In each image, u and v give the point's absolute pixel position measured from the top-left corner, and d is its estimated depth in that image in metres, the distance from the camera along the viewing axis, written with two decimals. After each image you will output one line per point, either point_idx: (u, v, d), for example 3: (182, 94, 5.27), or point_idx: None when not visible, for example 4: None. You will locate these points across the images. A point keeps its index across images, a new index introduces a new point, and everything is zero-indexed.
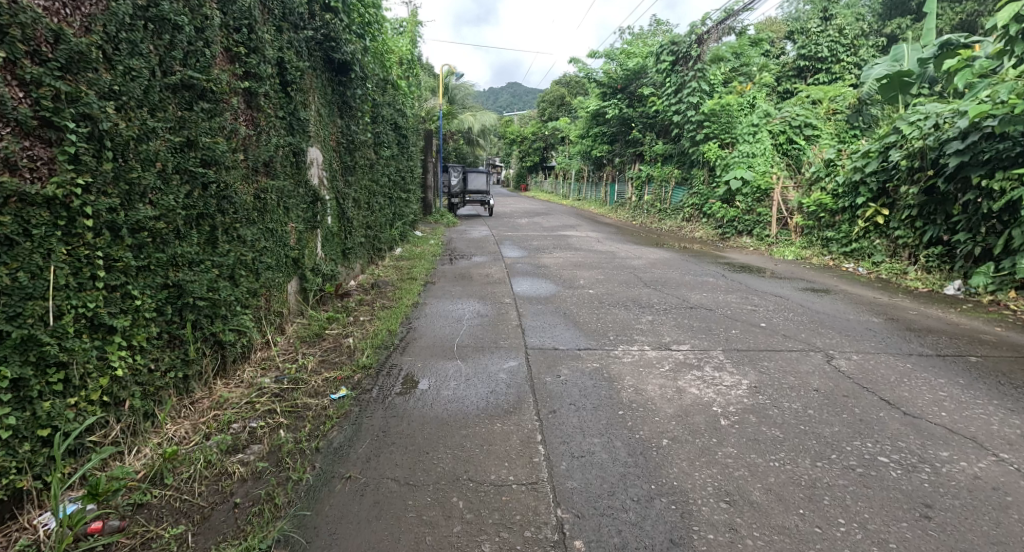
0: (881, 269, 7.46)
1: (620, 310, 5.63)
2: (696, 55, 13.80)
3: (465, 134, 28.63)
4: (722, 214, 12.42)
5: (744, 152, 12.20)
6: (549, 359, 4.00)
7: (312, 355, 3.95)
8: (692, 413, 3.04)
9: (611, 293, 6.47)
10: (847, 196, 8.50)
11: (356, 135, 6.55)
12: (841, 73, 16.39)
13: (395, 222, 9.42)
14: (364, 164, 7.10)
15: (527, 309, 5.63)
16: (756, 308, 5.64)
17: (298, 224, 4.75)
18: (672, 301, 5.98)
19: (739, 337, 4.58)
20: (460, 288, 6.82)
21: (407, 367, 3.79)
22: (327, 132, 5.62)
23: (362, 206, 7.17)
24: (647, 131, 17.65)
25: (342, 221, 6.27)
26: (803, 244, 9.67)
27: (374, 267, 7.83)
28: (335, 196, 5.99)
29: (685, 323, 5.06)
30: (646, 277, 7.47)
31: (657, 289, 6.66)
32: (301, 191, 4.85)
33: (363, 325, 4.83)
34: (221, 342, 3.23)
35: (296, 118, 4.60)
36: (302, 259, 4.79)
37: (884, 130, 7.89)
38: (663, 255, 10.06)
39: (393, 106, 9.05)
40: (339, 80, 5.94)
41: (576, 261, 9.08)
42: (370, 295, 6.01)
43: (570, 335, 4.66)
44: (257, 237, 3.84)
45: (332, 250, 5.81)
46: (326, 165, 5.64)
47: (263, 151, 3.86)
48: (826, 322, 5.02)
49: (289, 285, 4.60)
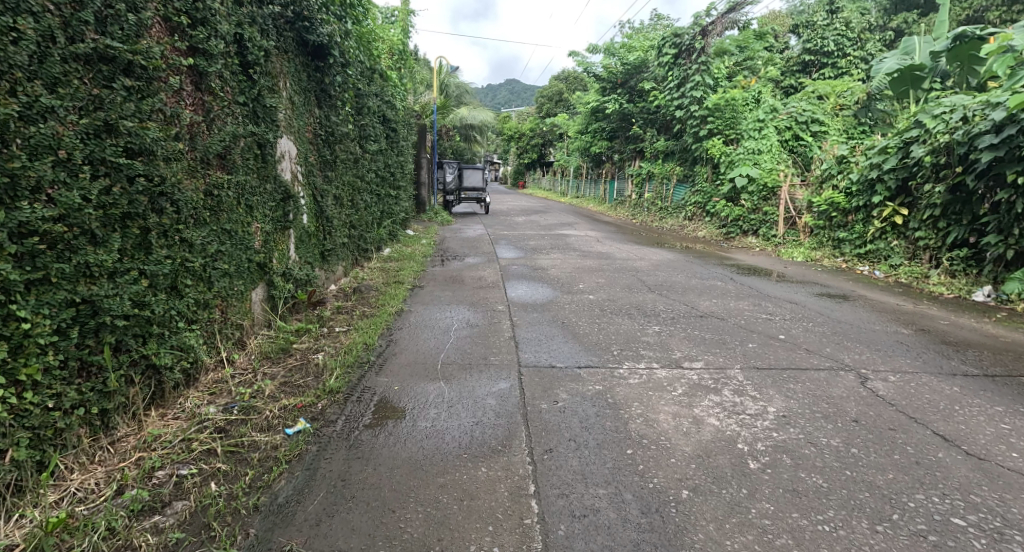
0: (900, 273, 6.98)
1: (623, 318, 5.14)
2: (699, 47, 13.27)
3: (462, 130, 28.08)
4: (726, 213, 11.95)
5: (749, 148, 11.73)
6: (545, 381, 3.50)
7: (274, 376, 3.45)
8: (714, 452, 2.55)
9: (612, 299, 5.98)
10: (862, 195, 8.01)
11: (337, 127, 6.05)
12: (847, 68, 15.96)
13: (383, 220, 8.92)
14: (346, 159, 6.60)
15: (521, 318, 5.13)
16: (772, 316, 5.17)
17: (264, 225, 4.24)
18: (679, 309, 5.50)
19: (757, 352, 4.09)
20: (449, 293, 6.32)
21: (381, 391, 3.30)
22: (301, 122, 5.12)
23: (345, 204, 6.67)
24: (648, 127, 17.17)
25: (320, 221, 5.76)
26: (812, 245, 9.19)
27: (359, 270, 7.33)
28: (311, 193, 5.48)
29: (694, 335, 4.57)
30: (649, 282, 6.99)
31: (661, 295, 6.18)
32: (268, 187, 4.35)
33: (337, 338, 4.33)
34: (156, 367, 2.72)
35: (261, 104, 4.10)
36: (268, 264, 4.29)
37: (904, 124, 7.41)
38: (666, 256, 9.57)
39: (381, 97, 8.56)
40: (315, 66, 5.44)
41: (574, 262, 8.58)
42: (350, 301, 5.51)
43: (568, 349, 4.17)
44: (209, 240, 3.33)
45: (308, 254, 5.31)
46: (300, 158, 5.14)
47: (216, 140, 3.36)
48: (850, 334, 4.55)
49: (253, 293, 4.09)
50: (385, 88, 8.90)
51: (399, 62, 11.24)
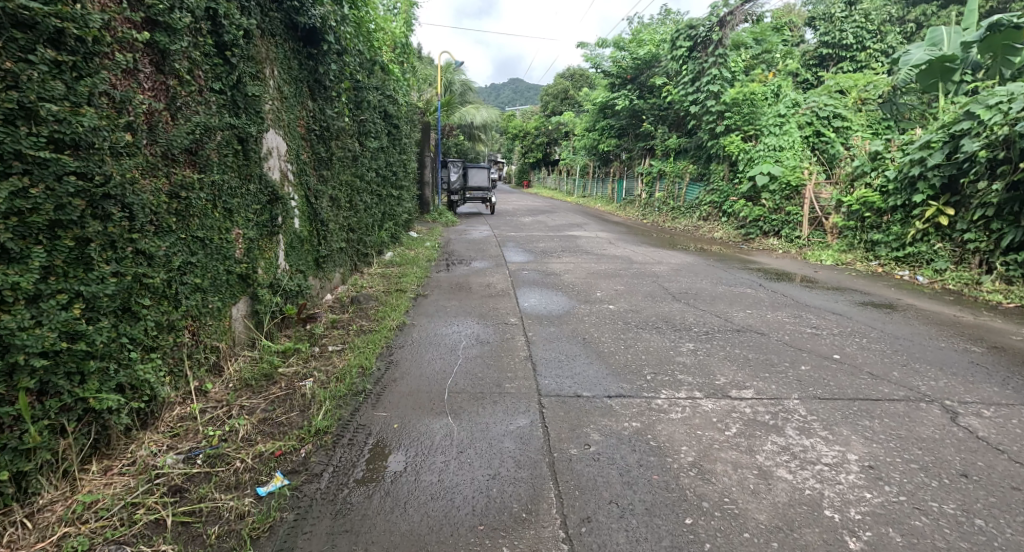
0: (946, 278, 6.46)
1: (651, 333, 4.61)
2: (718, 38, 12.53)
3: (466, 128, 27.56)
4: (745, 212, 11.37)
5: (769, 144, 11.13)
6: (572, 418, 2.97)
7: (253, 410, 2.92)
8: (798, 524, 2.03)
9: (635, 310, 5.44)
10: (901, 193, 7.49)
11: (332, 122, 5.53)
12: (867, 61, 15.40)
13: (385, 223, 8.40)
14: (343, 157, 6.08)
15: (536, 333, 4.60)
16: (818, 330, 4.62)
17: (247, 230, 3.73)
18: (711, 322, 4.95)
19: (813, 375, 3.54)
20: (456, 302, 5.80)
21: (378, 431, 2.77)
22: (290, 115, 4.60)
23: (342, 207, 6.15)
24: (660, 124, 16.61)
25: (313, 225, 5.25)
26: (842, 248, 8.63)
27: (358, 276, 6.83)
28: (303, 194, 4.97)
29: (734, 354, 4.03)
30: (673, 289, 6.46)
31: (689, 305, 5.65)
32: (252, 187, 3.82)
33: (330, 359, 3.81)
34: (97, 411, 2.19)
35: (241, 91, 3.57)
36: (251, 275, 3.77)
37: (950, 116, 6.91)
38: (685, 259, 9.01)
39: (382, 91, 8.05)
40: (307, 53, 4.93)
41: (587, 267, 8.04)
42: (347, 314, 5.00)
43: (595, 373, 3.64)
44: (175, 251, 2.81)
45: (300, 261, 4.79)
46: (290, 155, 4.62)
47: (182, 133, 2.83)
48: (914, 352, 4.00)
49: (233, 309, 3.58)
50: (387, 81, 8.38)
51: (402, 55, 10.71)
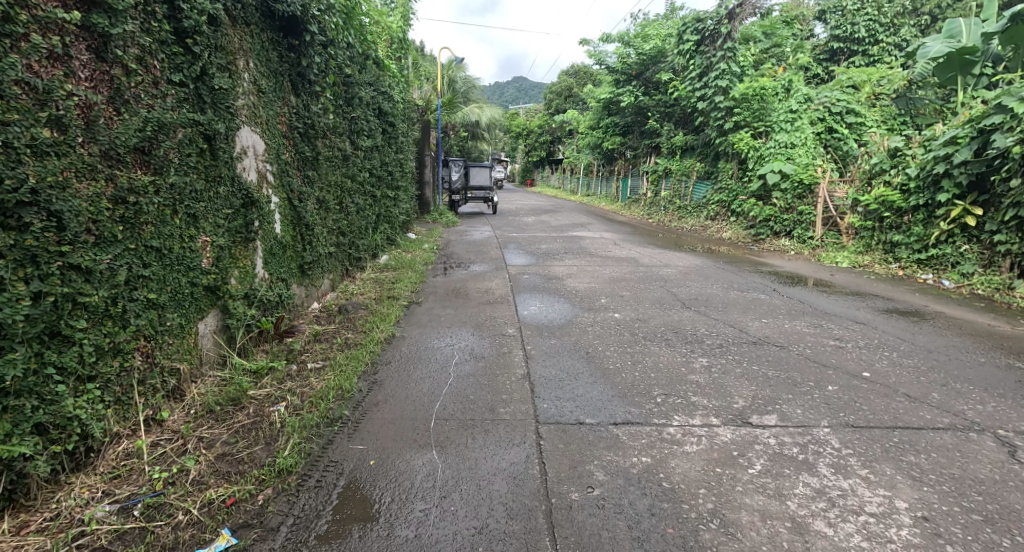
0: (974, 283, 6.18)
1: (659, 347, 4.26)
2: (726, 32, 12.13)
3: (469, 127, 27.19)
4: (755, 212, 10.97)
5: (780, 141, 10.73)
6: (573, 452, 2.61)
7: (212, 442, 2.60)
8: None
9: (642, 319, 5.09)
10: (923, 192, 7.18)
11: (318, 120, 5.20)
12: (880, 55, 15.00)
13: (380, 224, 8.08)
14: (332, 157, 5.75)
15: (535, 347, 4.24)
16: (843, 343, 4.25)
17: (215, 237, 3.40)
18: (724, 333, 4.58)
19: (842, 397, 3.18)
20: (452, 311, 5.46)
21: (350, 470, 2.43)
22: (268, 110, 4.26)
23: (331, 209, 5.83)
24: (666, 121, 16.23)
25: (298, 230, 4.92)
26: (858, 250, 8.25)
27: (349, 282, 6.50)
28: (285, 196, 4.63)
29: (752, 371, 3.67)
30: (682, 295, 6.10)
31: (699, 313, 5.29)
32: (221, 190, 3.49)
33: (308, 378, 3.48)
34: (6, 459, 1.93)
35: (206, 84, 3.23)
36: (220, 286, 3.43)
37: (978, 110, 6.58)
38: (694, 261, 8.63)
39: (376, 87, 7.71)
40: (286, 45, 4.60)
41: (592, 270, 7.68)
42: (333, 325, 4.67)
43: (599, 395, 3.29)
44: (121, 263, 2.44)
45: (280, 268, 4.46)
46: (268, 154, 4.28)
47: (128, 130, 2.48)
48: (953, 369, 3.65)
49: (200, 325, 3.25)
50: (381, 78, 8.04)
51: (399, 50, 10.37)
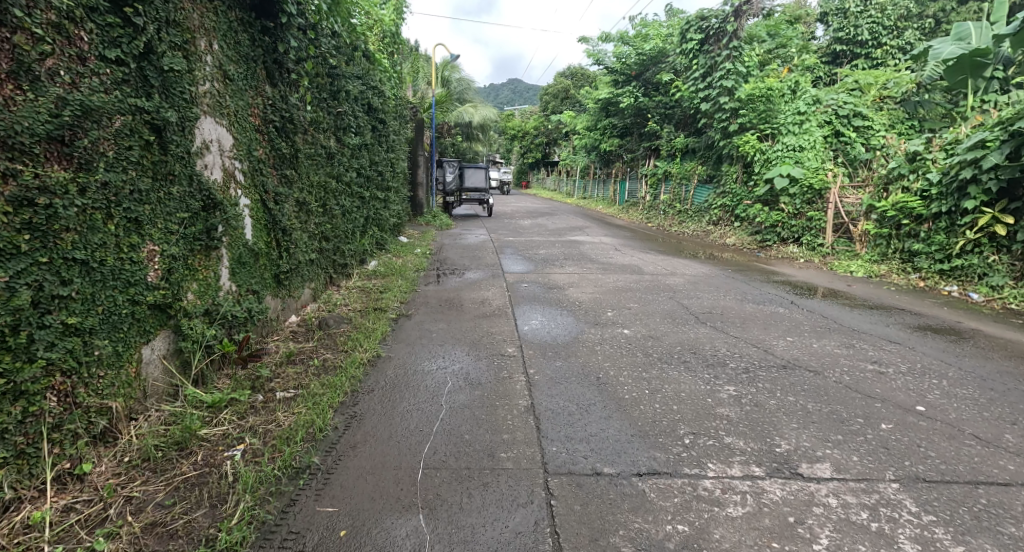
0: (1006, 297, 5.77)
1: (678, 372, 3.78)
2: (731, 31, 11.70)
3: (464, 127, 26.72)
4: (761, 218, 10.54)
5: (787, 144, 10.33)
6: (592, 518, 2.14)
7: (141, 507, 2.13)
8: None
9: (654, 336, 4.62)
10: (946, 199, 6.77)
11: (298, 113, 4.70)
12: (883, 58, 14.68)
13: (369, 228, 7.57)
14: (314, 155, 5.25)
15: (539, 371, 3.75)
16: (883, 367, 3.80)
17: (166, 246, 2.89)
18: (747, 354, 4.11)
19: (901, 438, 2.72)
20: (444, 325, 4.95)
21: (313, 545, 1.98)
22: (235, 100, 3.75)
23: (314, 213, 5.33)
24: (665, 123, 15.84)
25: (274, 236, 4.41)
26: (873, 258, 7.85)
27: (333, 290, 6.00)
28: (257, 198, 4.13)
29: (788, 403, 3.20)
30: (694, 309, 5.64)
31: (716, 330, 4.83)
32: (174, 191, 2.99)
33: (275, 410, 2.98)
34: None
35: (153, 64, 2.74)
36: (171, 304, 2.92)
37: (1007, 111, 6.20)
38: (701, 270, 8.19)
39: (365, 81, 7.21)
40: (259, 27, 4.11)
41: (595, 278, 7.21)
42: (311, 344, 4.18)
43: (617, 436, 2.81)
44: (24, 282, 2.04)
45: (250, 280, 3.96)
46: (236, 148, 3.77)
47: (34, 113, 2.08)
48: (1018, 401, 3.20)
49: (145, 350, 2.74)
50: (371, 71, 7.56)
51: (392, 45, 9.90)
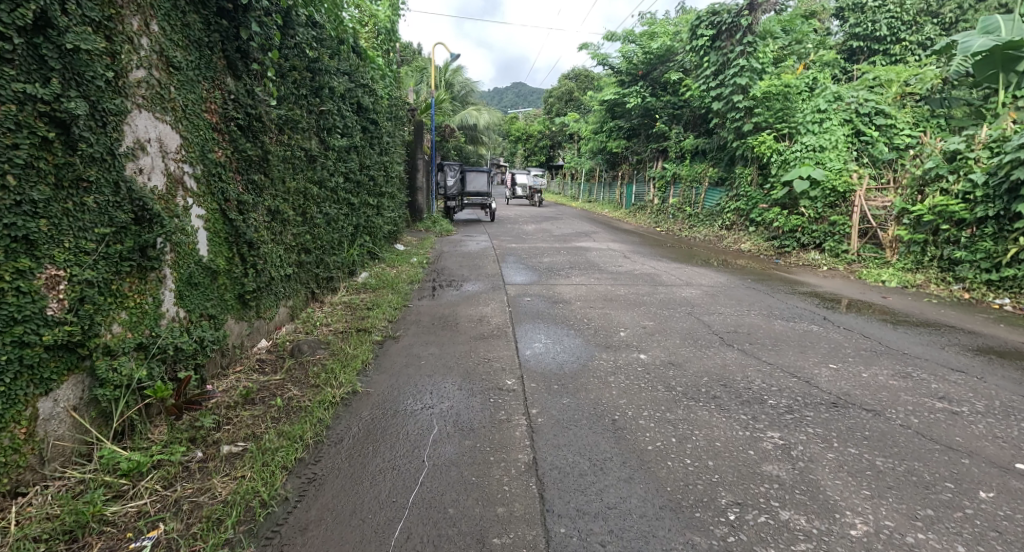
0: None
1: (708, 412, 3.17)
2: (746, 25, 11.06)
3: (466, 130, 26.19)
4: (778, 223, 9.91)
5: (807, 144, 9.68)
6: None
7: None
8: None
9: (675, 363, 4.01)
10: (993, 202, 6.17)
11: (266, 109, 4.13)
12: (902, 54, 14.10)
13: (358, 237, 6.99)
14: (289, 157, 4.69)
15: (543, 412, 3.16)
16: (958, 404, 3.19)
17: (77, 269, 2.33)
18: (787, 387, 3.50)
19: (1009, 515, 2.14)
20: (435, 349, 4.37)
21: None
22: (182, 93, 3.17)
23: (291, 223, 4.76)
24: (674, 124, 15.28)
25: (238, 251, 3.83)
26: (906, 267, 7.24)
27: (314, 307, 5.43)
28: (214, 207, 3.56)
29: (848, 455, 2.58)
30: (716, 328, 5.02)
31: (746, 354, 4.22)
32: (89, 199, 2.42)
33: (213, 474, 2.41)
34: None
35: (52, 41, 2.19)
36: (84, 342, 2.35)
37: None
38: (720, 279, 7.57)
39: (353, 77, 6.66)
40: (214, 7, 3.55)
41: (604, 291, 6.63)
42: (278, 377, 3.61)
43: (643, 510, 2.23)
44: None
45: (206, 302, 3.39)
46: (185, 148, 3.21)
47: None
48: None
49: (43, 405, 2.18)
50: (360, 68, 7.02)
51: (387, 41, 9.37)
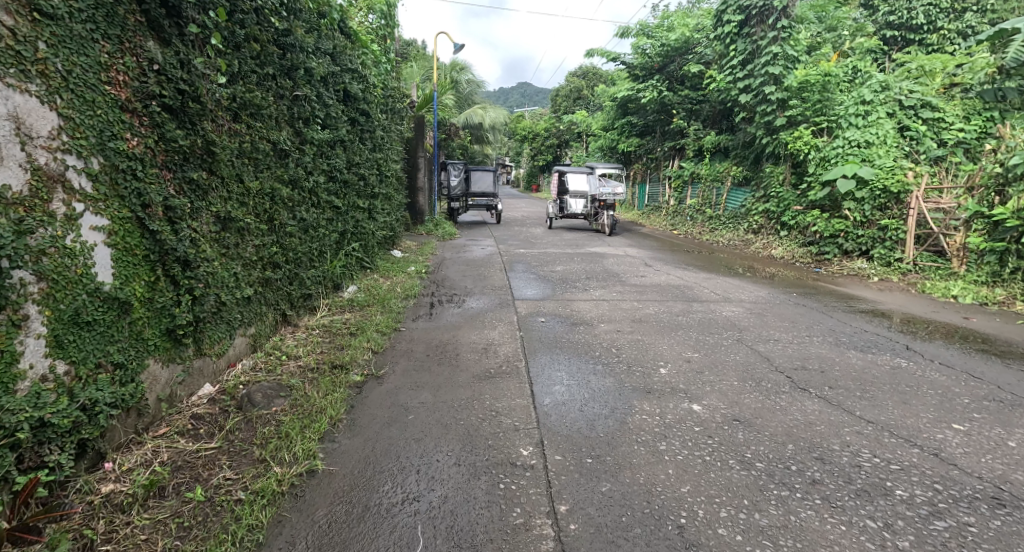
0: None
1: (813, 512, 2.20)
2: (780, 7, 10.02)
3: (470, 128, 25.23)
4: (817, 226, 8.87)
5: (850, 139, 8.66)
6: None
7: None
8: None
9: (744, 421, 3.02)
10: None
11: (210, 85, 3.18)
12: (939, 44, 13.08)
13: (343, 244, 6.03)
14: (247, 148, 3.72)
15: (579, 513, 2.21)
16: None
17: None
18: (914, 466, 2.52)
19: None
20: (427, 397, 3.37)
21: None
22: (65, 54, 2.26)
23: (251, 232, 3.80)
24: (693, 120, 14.27)
25: (165, 271, 2.85)
26: (981, 279, 6.36)
27: (282, 331, 4.46)
28: (128, 214, 2.61)
29: None
30: (778, 362, 4.03)
31: (831, 405, 3.23)
32: None
33: None
34: None
35: None
36: None
37: None
38: (761, 293, 6.57)
39: (338, 58, 5.69)
40: None
41: (631, 309, 5.65)
42: (210, 448, 2.65)
43: None
44: None
45: (109, 346, 2.41)
46: (71, 134, 2.28)
47: None
48: None
49: None
50: (349, 49, 6.07)
51: (385, 27, 8.43)
